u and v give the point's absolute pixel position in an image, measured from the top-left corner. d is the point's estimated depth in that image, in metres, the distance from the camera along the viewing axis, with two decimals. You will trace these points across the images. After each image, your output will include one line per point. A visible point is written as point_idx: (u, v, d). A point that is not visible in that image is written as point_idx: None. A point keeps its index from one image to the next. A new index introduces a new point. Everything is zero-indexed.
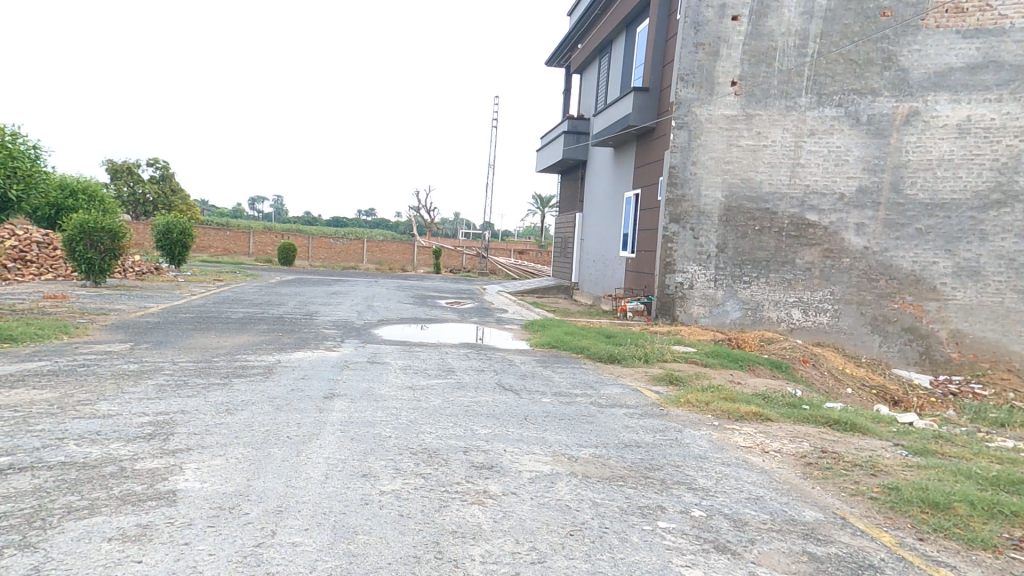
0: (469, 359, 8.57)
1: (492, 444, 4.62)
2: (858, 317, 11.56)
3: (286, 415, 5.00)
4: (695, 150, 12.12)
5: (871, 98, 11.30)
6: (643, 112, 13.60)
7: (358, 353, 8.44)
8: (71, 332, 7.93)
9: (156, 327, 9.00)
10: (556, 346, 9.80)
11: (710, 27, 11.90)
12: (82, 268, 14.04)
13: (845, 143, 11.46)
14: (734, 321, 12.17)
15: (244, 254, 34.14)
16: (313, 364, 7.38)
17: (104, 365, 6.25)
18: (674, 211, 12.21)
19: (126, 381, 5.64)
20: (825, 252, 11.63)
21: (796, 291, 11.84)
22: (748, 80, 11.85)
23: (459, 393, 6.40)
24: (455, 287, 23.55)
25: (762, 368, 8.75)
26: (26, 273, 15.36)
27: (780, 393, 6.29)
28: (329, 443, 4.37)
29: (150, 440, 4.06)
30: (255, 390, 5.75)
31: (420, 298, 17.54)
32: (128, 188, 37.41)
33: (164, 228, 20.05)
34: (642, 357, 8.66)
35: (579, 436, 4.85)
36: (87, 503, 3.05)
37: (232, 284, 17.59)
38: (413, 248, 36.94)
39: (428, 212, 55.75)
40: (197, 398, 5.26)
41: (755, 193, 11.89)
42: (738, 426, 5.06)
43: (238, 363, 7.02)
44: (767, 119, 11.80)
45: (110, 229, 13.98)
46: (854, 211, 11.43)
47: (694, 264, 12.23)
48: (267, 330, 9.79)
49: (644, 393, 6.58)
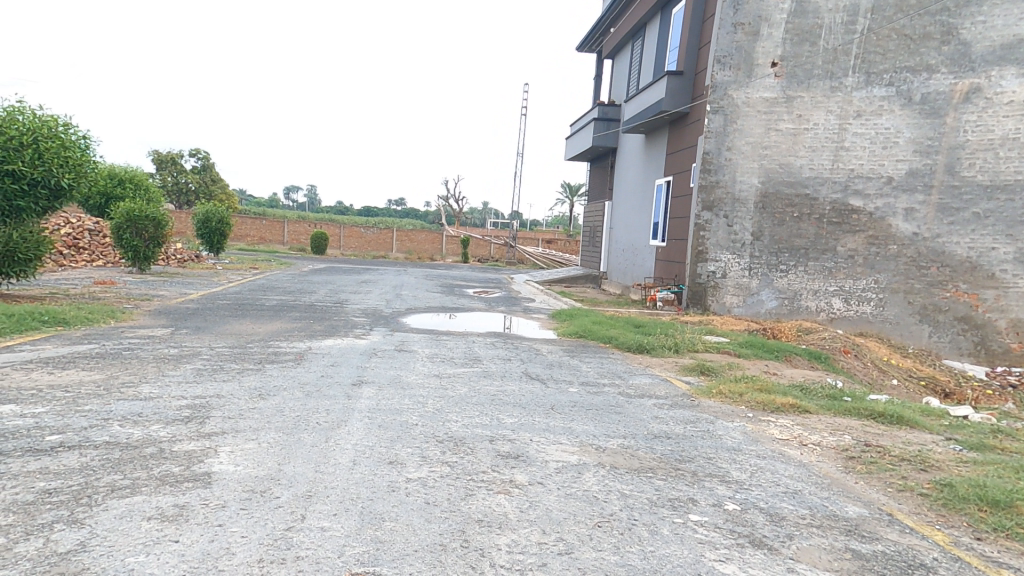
0: (496, 348, 8.55)
1: (518, 433, 4.59)
2: (905, 306, 11.04)
3: (317, 401, 5.08)
4: (731, 134, 11.72)
5: (926, 76, 10.68)
6: (677, 96, 13.22)
7: (387, 341, 8.54)
8: (118, 317, 8.26)
9: (196, 313, 9.30)
10: (583, 336, 9.70)
11: (750, 5, 11.42)
12: (128, 254, 14.64)
13: (895, 124, 10.88)
14: (769, 310, 11.80)
15: (278, 243, 34.99)
16: (343, 351, 7.49)
17: (146, 349, 6.49)
18: (707, 198, 11.86)
19: (167, 365, 5.83)
20: (870, 239, 11.12)
21: (837, 280, 11.38)
22: (790, 61, 11.34)
23: (485, 381, 6.40)
24: (482, 276, 23.61)
25: (800, 360, 8.44)
26: (79, 259, 16.15)
27: (819, 384, 6.05)
28: (356, 429, 4.42)
29: (188, 422, 4.18)
30: (287, 376, 5.88)
31: (448, 287, 17.64)
32: (172, 178, 38.81)
33: (205, 217, 20.71)
34: (672, 347, 8.47)
35: (607, 426, 4.77)
36: (129, 482, 3.15)
37: (267, 272, 18.06)
38: (442, 238, 37.16)
39: (457, 201, 55.92)
40: (232, 382, 5.39)
41: (794, 179, 11.43)
42: (774, 418, 4.88)
43: (271, 349, 7.18)
44: (809, 101, 11.29)
45: (155, 217, 14.50)
46: (903, 196, 10.87)
47: (728, 252, 11.88)
48: (299, 317, 10.00)
49: (675, 383, 6.44)
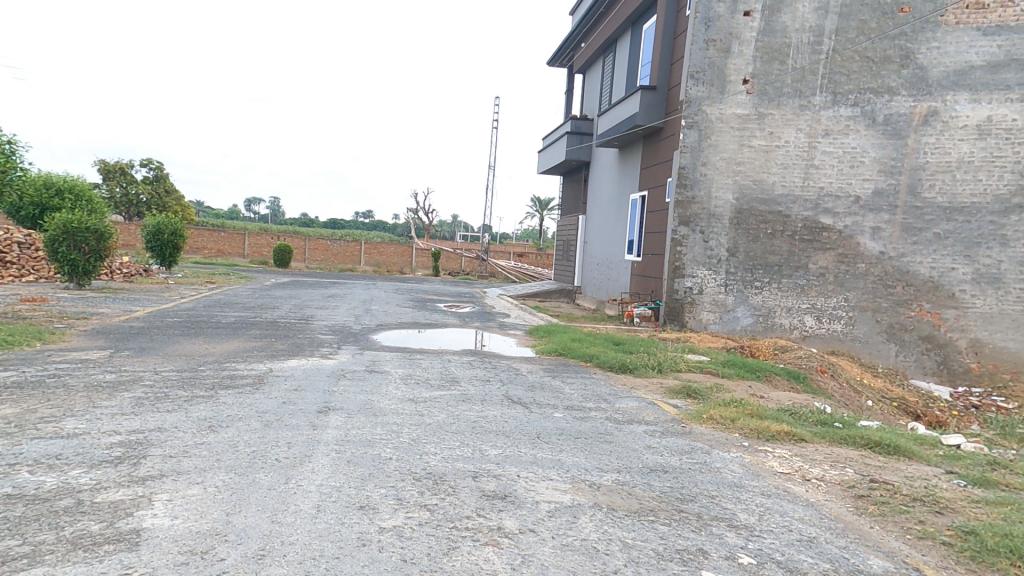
0: (474, 367, 8.12)
1: (504, 467, 4.19)
2: (873, 325, 11.14)
3: (276, 433, 4.55)
4: (705, 150, 11.73)
5: (888, 98, 10.92)
6: (651, 111, 13.20)
7: (356, 361, 7.99)
8: (46, 339, 7.46)
9: (140, 333, 8.54)
10: (563, 354, 9.38)
11: (721, 22, 11.51)
12: (65, 269, 13.58)
13: (860, 144, 11.08)
14: (745, 328, 11.76)
15: (238, 256, 33.59)
16: (307, 373, 6.90)
17: (77, 376, 5.79)
18: (683, 213, 11.81)
19: (99, 395, 5.16)
20: (840, 257, 11.23)
21: (810, 297, 11.44)
22: (760, 78, 11.46)
23: (464, 407, 5.95)
24: (454, 290, 23.13)
25: (780, 379, 8.29)
26: (8, 275, 14.92)
27: (808, 408, 5.84)
28: (322, 467, 3.92)
29: (118, 465, 3.61)
30: (242, 404, 5.29)
31: (420, 302, 17.09)
32: (121, 189, 36.95)
33: (155, 230, 19.58)
34: (654, 366, 8.22)
35: (599, 458, 4.41)
36: (29, 550, 2.60)
37: (224, 287, 17.09)
38: (412, 251, 36.51)
39: (427, 213, 55.25)
40: (177, 413, 4.80)
41: (767, 196, 11.49)
42: (771, 447, 4.59)
43: (225, 372, 6.56)
44: (780, 119, 11.42)
45: (96, 229, 13.52)
46: (870, 215, 11.04)
47: (704, 268, 11.83)
48: (259, 335, 9.33)
49: (661, 407, 6.14)
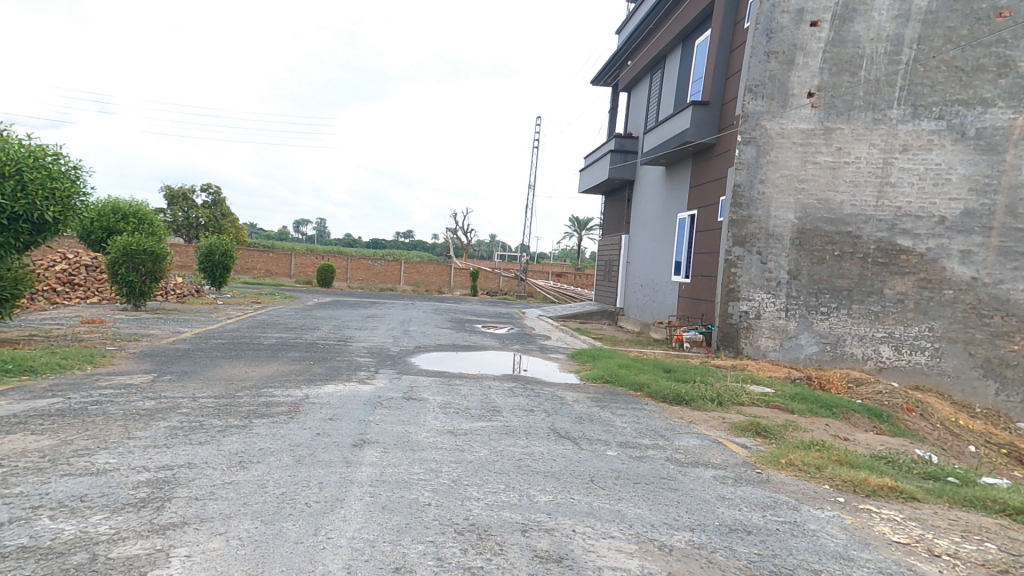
0: (516, 396, 7.62)
1: (558, 519, 3.67)
2: (965, 359, 10.01)
3: (307, 471, 4.20)
4: (764, 167, 11.03)
5: (981, 110, 9.98)
6: (703, 127, 12.64)
7: (394, 386, 7.63)
8: (95, 362, 7.47)
9: (185, 355, 8.49)
10: (611, 382, 8.77)
11: (785, 33, 10.89)
12: (123, 291, 14.01)
13: (947, 160, 10.14)
14: (810, 357, 10.85)
15: (284, 276, 34.54)
16: (344, 401, 6.57)
17: (118, 403, 5.64)
18: (739, 233, 11.11)
19: (136, 424, 4.96)
20: (921, 282, 10.22)
21: (886, 326, 10.45)
22: (828, 91, 10.74)
23: (508, 441, 5.46)
24: (493, 311, 22.80)
25: (859, 417, 7.44)
26: (73, 297, 15.56)
27: (909, 457, 5.08)
28: (354, 514, 3.51)
29: (140, 509, 3.30)
30: (275, 436, 4.98)
31: (459, 323, 16.78)
32: (184, 214, 38.84)
33: (207, 251, 20.14)
34: (713, 399, 7.51)
35: (665, 511, 3.82)
36: None
37: (269, 307, 17.29)
38: (451, 270, 36.58)
39: (465, 232, 55.66)
40: (208, 446, 4.53)
41: (835, 215, 10.66)
42: (875, 506, 3.92)
43: (262, 399, 6.30)
44: (849, 134, 10.63)
45: (152, 252, 13.88)
46: (958, 237, 10.03)
47: (762, 291, 11.04)
48: (299, 358, 9.16)
49: (729, 446, 5.49)
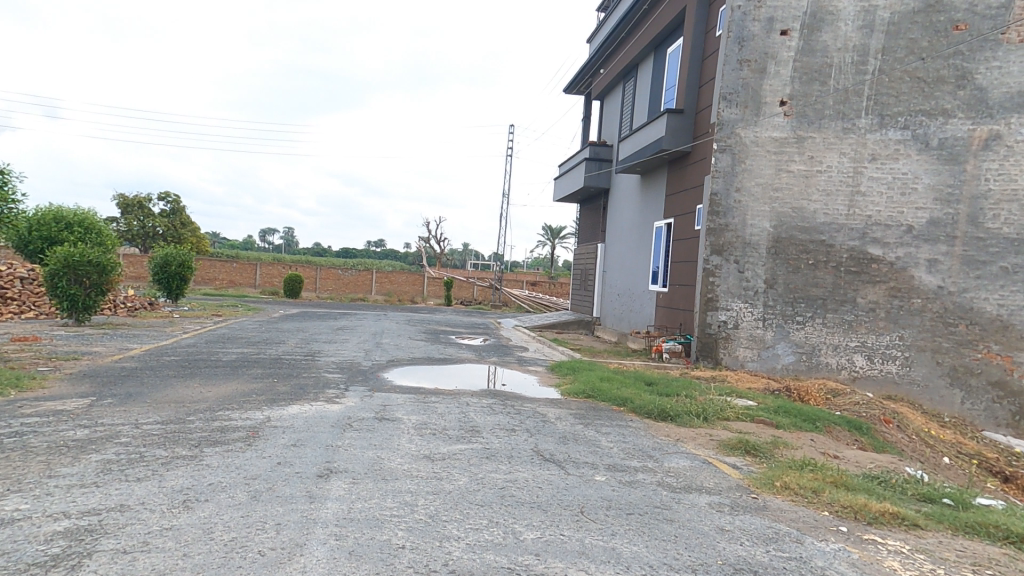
0: (495, 413, 7.24)
1: (547, 561, 3.30)
2: (933, 367, 10.08)
3: (263, 510, 3.72)
4: (740, 175, 11.01)
5: (943, 121, 10.16)
6: (678, 135, 12.60)
7: (365, 405, 7.13)
8: (23, 386, 6.74)
9: (131, 375, 7.82)
10: (592, 397, 8.47)
11: (756, 42, 10.93)
12: (64, 305, 13.06)
13: (913, 169, 10.28)
14: (786, 366, 10.80)
15: (249, 287, 33.36)
16: (310, 423, 6.06)
17: (44, 434, 5.01)
18: (716, 242, 11.05)
19: (62, 460, 4.38)
20: (892, 291, 10.30)
21: (859, 334, 10.47)
22: (799, 100, 10.80)
23: (489, 467, 5.06)
24: (468, 321, 22.34)
25: (841, 430, 7.31)
26: (6, 312, 14.46)
27: (903, 476, 4.90)
28: (315, 564, 3.06)
29: (49, 572, 2.79)
30: (229, 467, 4.47)
31: (433, 334, 16.28)
32: (139, 223, 37.15)
33: (162, 261, 19.18)
34: (698, 414, 7.28)
35: (664, 549, 3.49)
36: None
37: (230, 320, 16.45)
38: (424, 279, 35.97)
39: (438, 241, 55.10)
40: (148, 482, 4.00)
41: (808, 224, 10.69)
42: (879, 536, 3.68)
43: (217, 424, 5.74)
44: (821, 142, 10.70)
45: (98, 263, 13.01)
46: (925, 246, 10.15)
47: (739, 300, 10.97)
48: (260, 376, 8.55)
49: (719, 467, 5.23)
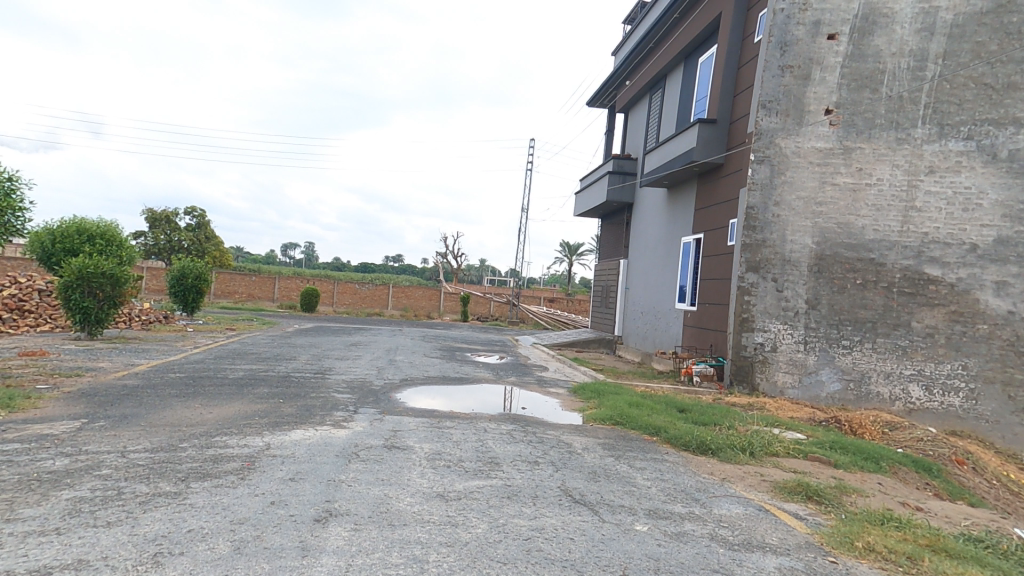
0: (518, 442, 6.57)
1: None
2: (1003, 402, 9.13)
3: (245, 568, 3.11)
4: (779, 187, 10.31)
5: (1012, 131, 9.35)
6: (710, 145, 11.97)
7: (375, 431, 6.51)
8: (14, 406, 6.30)
9: (130, 394, 7.34)
10: (620, 424, 7.75)
11: (800, 46, 10.31)
12: (76, 317, 12.80)
13: (976, 184, 9.48)
14: (832, 395, 9.94)
15: (267, 300, 33.31)
16: (313, 452, 5.46)
17: (18, 464, 4.49)
18: (753, 258, 10.32)
19: (26, 498, 3.83)
20: (952, 316, 9.42)
21: (914, 362, 9.59)
22: (847, 108, 10.12)
23: (512, 510, 4.39)
24: (484, 338, 21.69)
25: (907, 471, 6.50)
26: (22, 325, 14.32)
27: (1015, 546, 4.11)
28: None
29: None
30: (214, 508, 3.89)
31: (449, 351, 15.68)
32: (165, 237, 37.53)
33: (180, 274, 19.01)
34: (742, 448, 6.52)
35: None
36: None
37: (242, 335, 16.07)
38: (440, 294, 35.53)
39: (455, 256, 54.81)
40: (117, 529, 3.43)
41: (856, 240, 9.91)
42: None
43: (211, 453, 5.18)
44: (870, 154, 9.97)
45: (111, 275, 12.75)
46: (991, 267, 9.29)
47: (779, 321, 10.18)
48: (266, 395, 8.00)
49: (782, 518, 4.49)
